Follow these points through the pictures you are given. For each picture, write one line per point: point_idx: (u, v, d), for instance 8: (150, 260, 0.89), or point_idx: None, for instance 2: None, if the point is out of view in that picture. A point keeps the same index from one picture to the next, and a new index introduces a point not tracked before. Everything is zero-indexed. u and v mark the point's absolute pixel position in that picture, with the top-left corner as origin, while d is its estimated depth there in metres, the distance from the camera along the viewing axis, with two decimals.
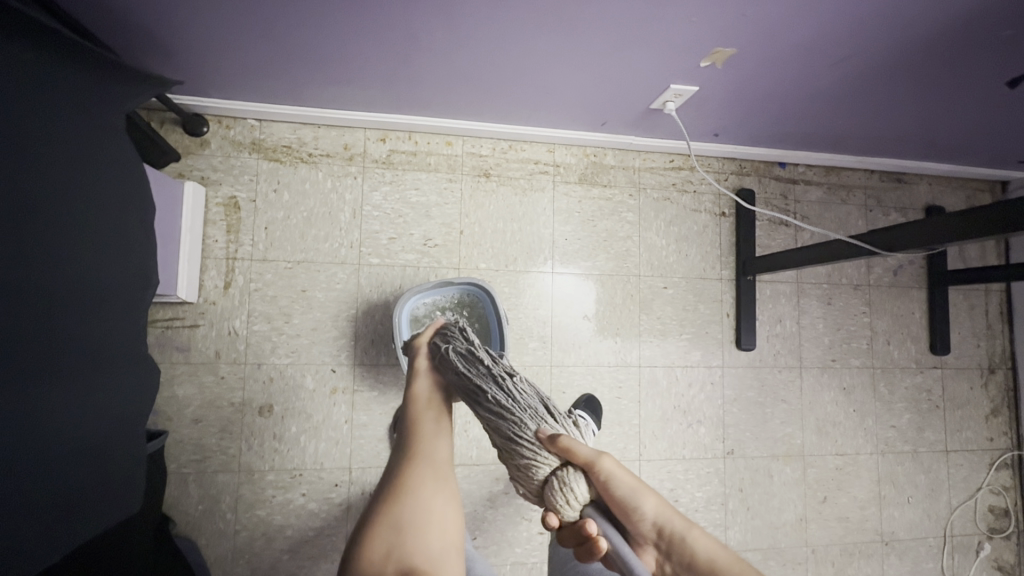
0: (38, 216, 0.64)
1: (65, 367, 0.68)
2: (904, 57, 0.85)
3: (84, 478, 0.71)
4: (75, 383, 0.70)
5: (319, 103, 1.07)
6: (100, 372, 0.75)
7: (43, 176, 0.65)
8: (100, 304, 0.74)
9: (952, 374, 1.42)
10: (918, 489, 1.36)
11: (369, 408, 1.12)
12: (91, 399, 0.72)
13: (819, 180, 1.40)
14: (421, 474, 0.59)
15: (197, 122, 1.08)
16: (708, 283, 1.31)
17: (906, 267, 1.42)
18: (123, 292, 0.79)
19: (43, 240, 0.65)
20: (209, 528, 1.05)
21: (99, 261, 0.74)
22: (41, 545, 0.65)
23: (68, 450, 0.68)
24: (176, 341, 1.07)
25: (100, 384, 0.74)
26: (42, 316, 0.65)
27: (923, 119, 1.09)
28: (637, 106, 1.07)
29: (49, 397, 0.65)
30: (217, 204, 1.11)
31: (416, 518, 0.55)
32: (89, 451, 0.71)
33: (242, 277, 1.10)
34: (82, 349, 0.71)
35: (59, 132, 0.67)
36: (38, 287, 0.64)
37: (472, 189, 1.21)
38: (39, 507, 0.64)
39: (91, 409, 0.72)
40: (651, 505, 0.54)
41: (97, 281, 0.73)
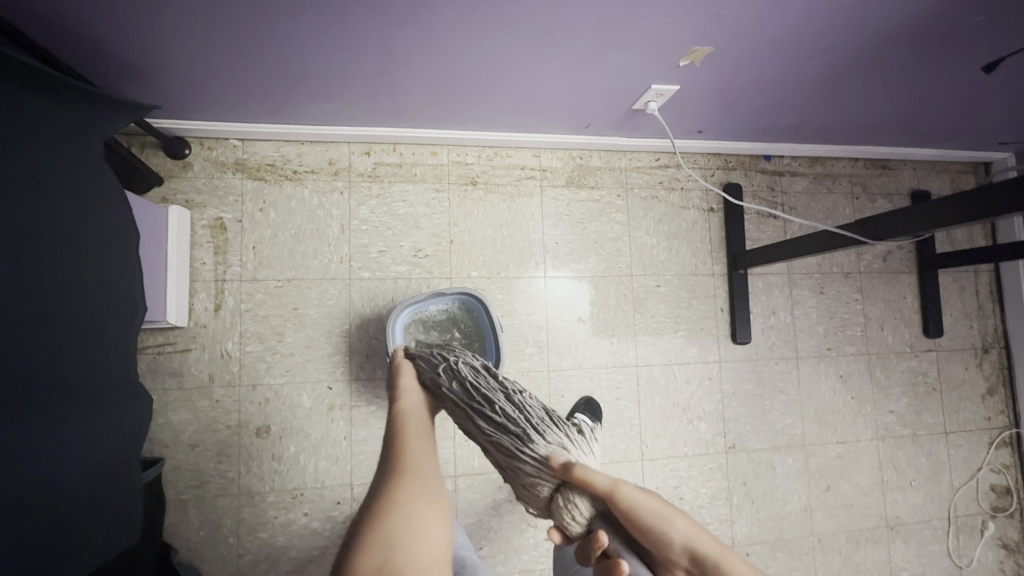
0: (22, 258, 0.64)
1: (52, 404, 0.67)
2: (880, 47, 0.86)
3: (83, 516, 0.70)
4: (64, 423, 0.68)
5: (302, 120, 1.07)
6: (98, 409, 0.74)
7: (17, 207, 0.63)
8: (84, 339, 0.72)
9: (947, 356, 1.43)
10: (919, 472, 1.37)
11: (368, 423, 1.12)
12: (82, 433, 0.70)
13: (805, 171, 1.40)
14: (418, 441, 0.47)
15: (179, 144, 1.06)
16: (700, 278, 1.31)
17: (895, 252, 1.43)
18: (106, 320, 0.77)
19: (27, 281, 0.64)
20: (213, 553, 1.04)
21: (85, 295, 0.73)
22: None
23: (63, 487, 0.67)
24: (168, 366, 1.06)
25: (100, 421, 0.74)
26: (23, 353, 0.63)
27: (904, 106, 1.10)
28: (619, 107, 1.07)
29: (38, 436, 0.64)
30: (203, 226, 1.10)
31: (422, 483, 0.42)
32: (83, 488, 0.70)
33: (232, 298, 1.09)
34: (67, 383, 0.69)
35: (27, 161, 0.65)
36: (18, 322, 0.62)
37: (460, 198, 1.21)
38: (41, 549, 0.63)
39: (82, 442, 0.70)
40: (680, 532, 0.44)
41: (78, 311, 0.72)
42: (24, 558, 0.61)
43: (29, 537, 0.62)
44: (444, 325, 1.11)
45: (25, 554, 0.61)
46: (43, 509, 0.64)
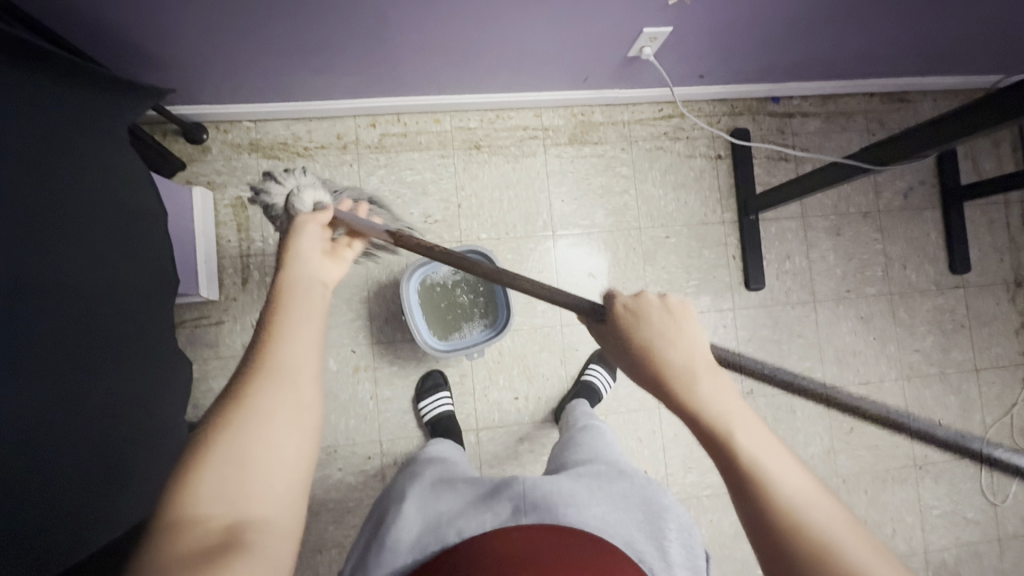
0: (69, 230, 0.72)
1: (93, 361, 0.72)
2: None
3: (139, 462, 0.78)
4: (118, 379, 0.76)
5: (307, 95, 1.11)
6: (146, 369, 0.83)
7: (38, 179, 0.68)
8: (127, 305, 0.80)
9: (975, 292, 1.38)
10: (948, 410, 1.35)
11: (392, 382, 1.18)
12: (120, 388, 0.76)
13: (816, 110, 1.36)
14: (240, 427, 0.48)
15: (197, 130, 1.12)
16: (710, 227, 1.31)
17: (917, 188, 1.38)
18: (143, 288, 0.84)
19: (74, 250, 0.72)
20: None
21: (124, 265, 0.81)
22: (108, 519, 0.72)
23: (105, 435, 0.73)
24: (205, 338, 1.14)
25: (148, 380, 0.82)
26: (54, 313, 0.68)
27: (912, 28, 1.06)
28: (614, 57, 1.08)
29: (79, 389, 0.70)
30: (226, 206, 1.17)
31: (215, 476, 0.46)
32: (125, 438, 0.76)
33: (258, 272, 1.16)
34: (106, 343, 0.75)
35: (46, 137, 0.70)
36: (67, 287, 0.70)
37: (465, 162, 1.24)
38: (105, 490, 0.72)
39: (121, 398, 0.76)
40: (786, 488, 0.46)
41: (110, 278, 0.77)
42: (94, 496, 0.70)
43: (95, 478, 0.71)
44: (458, 286, 1.16)
45: (75, 495, 0.68)
46: (105, 454, 0.72)
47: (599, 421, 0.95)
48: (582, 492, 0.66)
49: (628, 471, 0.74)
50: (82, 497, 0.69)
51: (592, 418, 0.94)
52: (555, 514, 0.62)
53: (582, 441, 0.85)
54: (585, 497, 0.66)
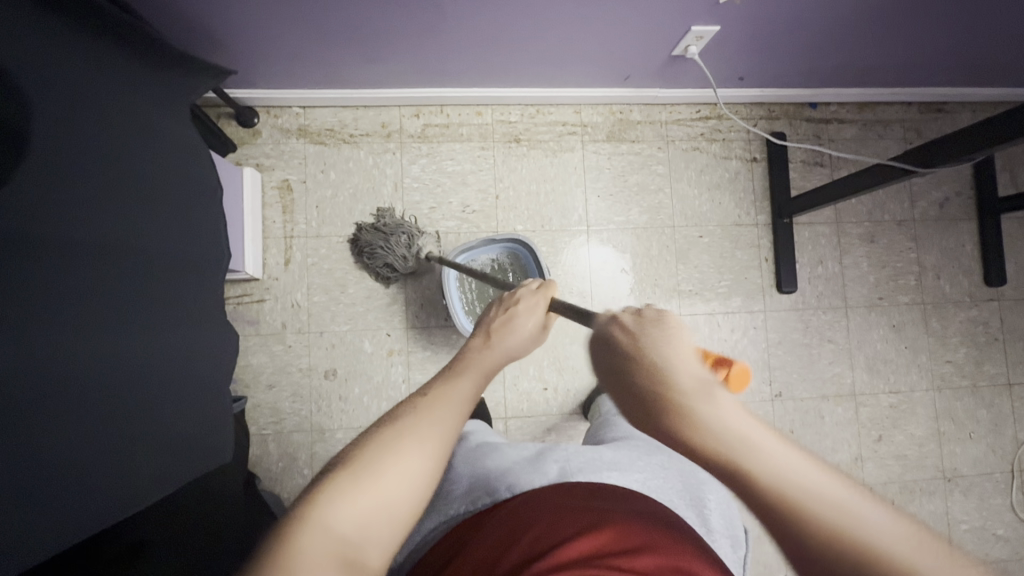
0: (141, 197, 0.75)
1: (141, 319, 0.74)
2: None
3: (191, 425, 0.81)
4: (174, 342, 0.80)
5: (357, 83, 1.14)
6: (199, 336, 0.86)
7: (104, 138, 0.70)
8: (184, 273, 0.84)
9: (1011, 306, 1.37)
10: (980, 424, 1.33)
11: (424, 367, 1.20)
12: (167, 347, 0.78)
13: (853, 117, 1.37)
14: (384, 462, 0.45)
15: (249, 113, 1.16)
16: (743, 229, 1.32)
17: (953, 198, 1.38)
18: (199, 258, 0.88)
19: (146, 216, 0.76)
20: (290, 482, 1.16)
21: (183, 233, 0.84)
22: (165, 476, 0.76)
23: (151, 391, 0.74)
24: (246, 315, 1.18)
25: (201, 346, 0.86)
26: (125, 274, 0.72)
27: (956, 39, 1.07)
28: (658, 55, 1.09)
29: (129, 343, 0.71)
30: (273, 187, 1.20)
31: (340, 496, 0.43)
32: (171, 397, 0.77)
33: (300, 253, 1.19)
34: (153, 302, 0.77)
35: (114, 99, 0.72)
36: (139, 252, 0.74)
37: (505, 155, 1.26)
38: (164, 446, 0.75)
39: (167, 357, 0.77)
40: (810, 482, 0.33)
41: (161, 239, 0.79)
42: (154, 451, 0.73)
43: (158, 432, 0.74)
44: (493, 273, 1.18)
45: (122, 446, 0.68)
46: (164, 412, 0.76)
47: None
48: (625, 461, 0.70)
49: (665, 448, 0.77)
50: (145, 451, 0.72)
51: None
52: (602, 473, 0.65)
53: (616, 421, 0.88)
54: (625, 465, 0.69)
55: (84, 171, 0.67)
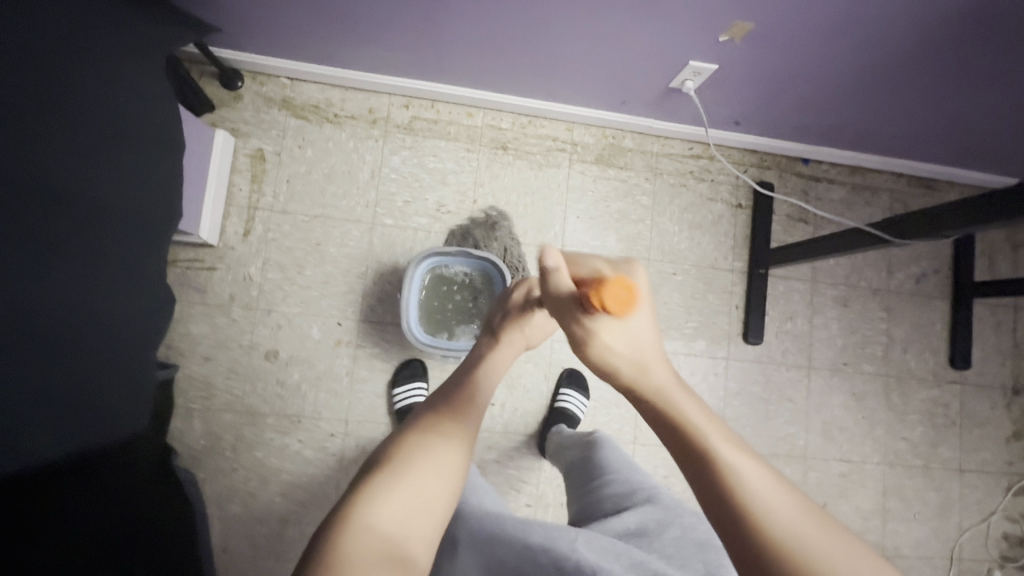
0: (107, 137, 0.70)
1: (69, 273, 0.65)
2: (938, 32, 0.82)
3: (110, 390, 0.74)
4: (117, 297, 0.74)
5: (348, 63, 1.11)
6: (145, 295, 0.80)
7: (51, 77, 0.64)
8: (142, 225, 0.78)
9: (972, 391, 1.36)
10: (927, 506, 1.31)
11: (371, 363, 1.15)
12: (94, 310, 0.69)
13: (843, 180, 1.36)
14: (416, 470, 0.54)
15: (233, 75, 1.13)
16: (718, 273, 1.30)
17: (930, 275, 1.37)
18: (161, 214, 0.82)
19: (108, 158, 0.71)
20: (209, 462, 1.10)
21: (149, 185, 0.78)
22: (67, 437, 0.69)
23: (62, 355, 0.65)
24: (194, 281, 1.13)
25: (144, 305, 0.79)
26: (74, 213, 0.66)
27: (955, 118, 1.06)
28: (654, 86, 1.08)
29: (47, 298, 0.63)
30: (245, 154, 1.16)
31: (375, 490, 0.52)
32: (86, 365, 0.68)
33: (261, 226, 1.15)
34: (92, 257, 0.69)
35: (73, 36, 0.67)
36: (95, 193, 0.69)
37: (489, 161, 1.23)
38: (75, 406, 0.68)
39: (93, 321, 0.69)
40: (758, 482, 0.44)
41: (110, 196, 0.71)
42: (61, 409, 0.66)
43: (72, 389, 0.67)
44: (459, 290, 1.14)
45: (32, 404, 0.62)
46: (89, 369, 0.69)
47: (609, 438, 0.96)
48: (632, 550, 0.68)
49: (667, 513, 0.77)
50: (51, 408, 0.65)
51: (604, 438, 0.95)
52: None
53: (611, 466, 0.88)
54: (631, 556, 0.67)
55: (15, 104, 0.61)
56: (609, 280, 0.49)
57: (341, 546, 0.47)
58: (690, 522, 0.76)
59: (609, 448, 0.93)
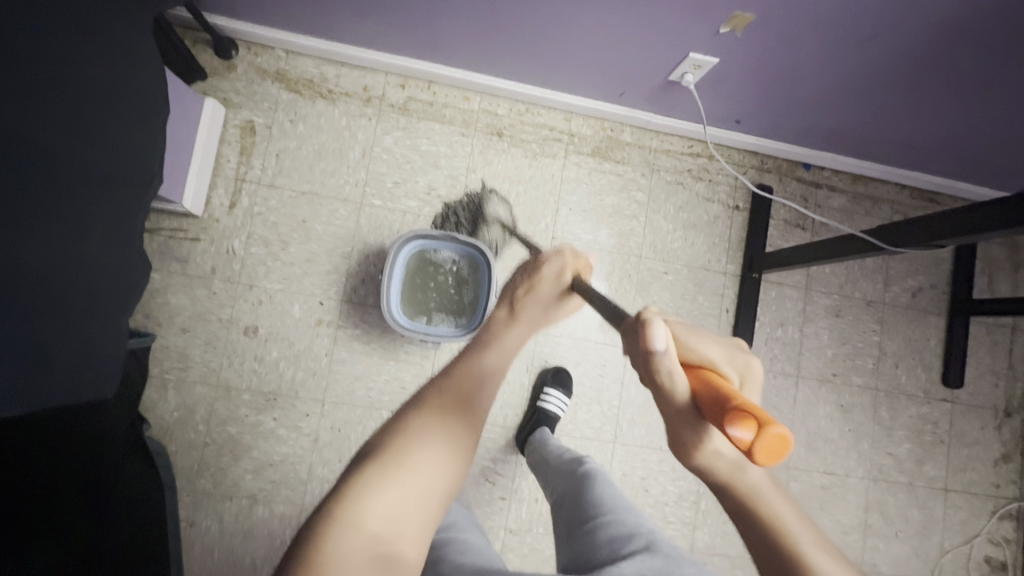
0: (81, 87, 0.65)
1: (48, 230, 0.63)
2: (956, 33, 0.79)
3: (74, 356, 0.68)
4: (85, 257, 0.68)
5: (344, 37, 1.09)
6: (117, 261, 0.73)
7: (41, 24, 0.62)
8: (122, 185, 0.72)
9: (963, 411, 1.33)
10: (909, 524, 1.28)
11: (351, 344, 1.14)
12: (75, 270, 0.67)
13: (844, 188, 1.33)
14: (417, 464, 0.52)
15: (227, 44, 1.11)
16: (710, 275, 1.27)
17: (927, 290, 1.34)
18: (142, 174, 0.75)
19: (78, 107, 0.65)
20: (182, 435, 1.09)
21: (128, 142, 0.72)
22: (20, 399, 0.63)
23: (34, 313, 0.63)
24: (176, 251, 1.11)
25: (116, 269, 0.74)
26: (33, 162, 0.61)
27: (973, 123, 1.01)
28: (654, 78, 1.05)
29: (23, 254, 0.61)
30: (235, 125, 1.14)
31: (369, 482, 0.50)
32: (61, 325, 0.66)
33: (247, 199, 1.13)
34: (75, 217, 0.66)
35: None
36: (59, 142, 0.63)
37: (484, 146, 1.21)
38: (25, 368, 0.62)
39: (61, 281, 0.65)
40: (806, 540, 0.50)
41: (75, 147, 0.65)
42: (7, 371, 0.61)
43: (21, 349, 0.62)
44: (442, 277, 1.12)
45: None
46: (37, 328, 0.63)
47: (601, 471, 0.87)
48: None
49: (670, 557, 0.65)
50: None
51: (595, 470, 0.86)
52: None
53: (605, 506, 0.76)
54: None
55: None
56: (765, 426, 0.38)
57: (325, 543, 0.45)
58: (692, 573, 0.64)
59: (602, 484, 0.82)
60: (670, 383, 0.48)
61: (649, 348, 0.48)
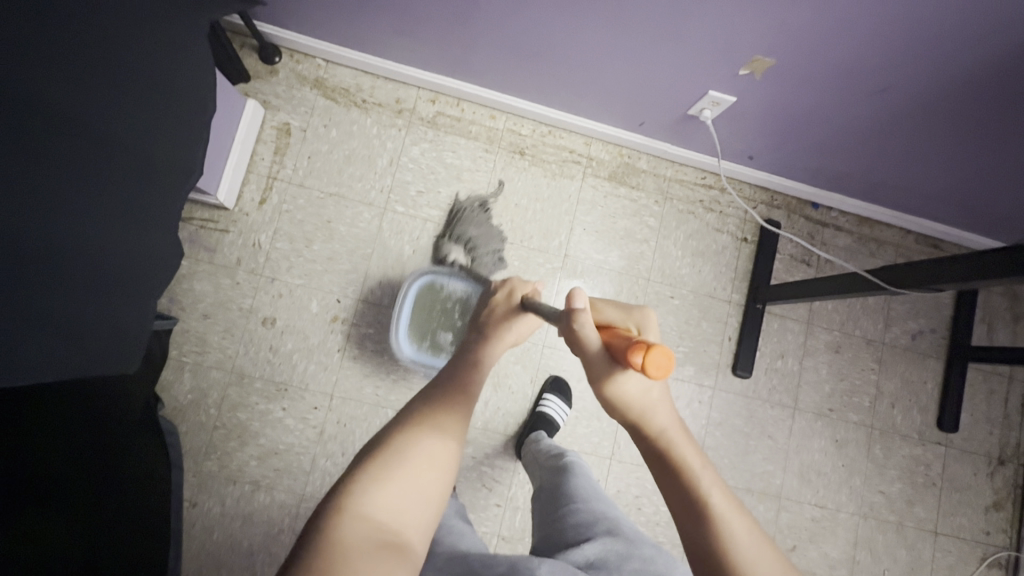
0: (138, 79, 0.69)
1: (73, 206, 0.65)
2: (961, 85, 0.83)
3: (95, 329, 0.71)
4: (121, 237, 0.71)
5: (383, 51, 1.15)
6: (151, 243, 0.77)
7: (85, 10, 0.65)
8: (164, 172, 0.76)
9: (956, 455, 1.35)
10: (896, 564, 1.29)
11: (363, 342, 1.18)
12: (104, 247, 0.69)
13: (850, 229, 1.37)
14: (412, 458, 0.56)
15: (272, 51, 1.18)
16: (715, 302, 1.31)
17: (926, 334, 1.37)
18: (183, 164, 0.79)
19: (131, 97, 0.69)
20: (193, 417, 1.12)
21: (174, 133, 0.76)
22: (42, 365, 0.66)
23: (59, 284, 0.65)
24: (205, 241, 1.16)
25: (150, 251, 0.77)
26: (86, 145, 0.65)
27: (982, 171, 1.03)
28: (673, 110, 1.10)
29: (37, 227, 0.62)
30: (272, 126, 1.20)
31: (370, 475, 0.53)
32: (78, 299, 0.68)
33: (277, 196, 1.19)
34: (94, 195, 0.67)
35: None
36: (111, 129, 0.67)
37: (505, 163, 1.26)
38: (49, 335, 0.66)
39: (96, 257, 0.69)
40: (720, 503, 0.52)
41: (124, 134, 0.69)
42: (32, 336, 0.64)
43: (49, 317, 0.65)
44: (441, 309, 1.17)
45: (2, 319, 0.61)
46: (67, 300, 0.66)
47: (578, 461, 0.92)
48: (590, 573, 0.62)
49: (632, 541, 0.71)
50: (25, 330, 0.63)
51: (573, 462, 0.91)
52: None
53: (577, 493, 0.82)
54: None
55: (25, 30, 0.60)
56: (650, 345, 0.49)
57: (332, 533, 0.48)
58: (652, 555, 0.70)
59: (578, 476, 0.87)
60: (587, 341, 0.58)
61: (573, 308, 0.61)
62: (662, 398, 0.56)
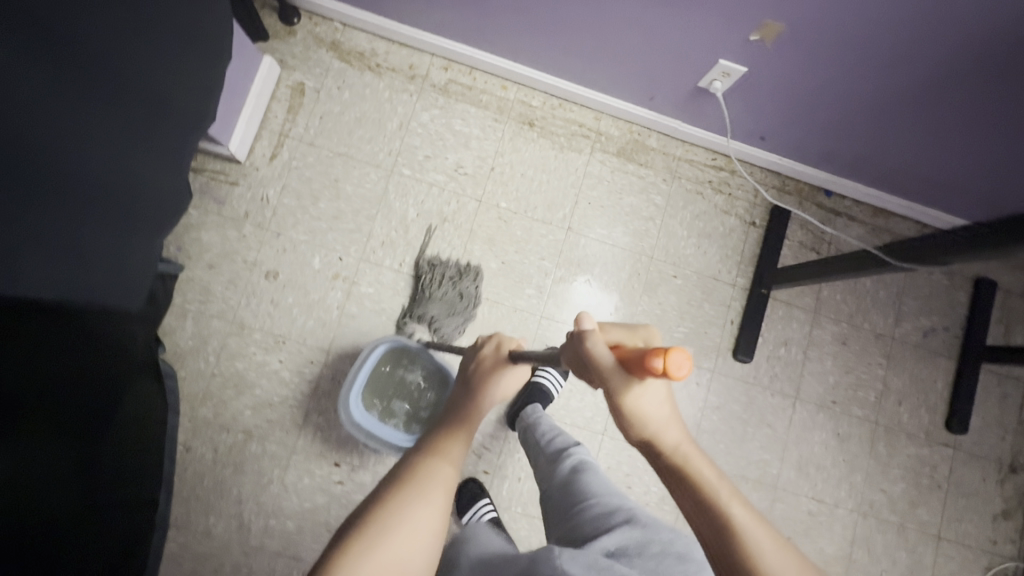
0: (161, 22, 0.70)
1: (93, 142, 0.66)
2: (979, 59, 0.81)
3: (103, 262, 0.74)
4: (136, 173, 0.73)
5: (398, 15, 1.17)
6: (160, 182, 0.79)
7: None
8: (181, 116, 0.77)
9: (964, 459, 1.30)
10: (895, 566, 1.25)
11: (361, 301, 1.19)
12: (119, 181, 0.71)
13: (863, 219, 1.34)
14: (395, 526, 0.51)
15: (291, 11, 1.20)
16: (719, 285, 1.29)
17: (938, 332, 1.33)
18: (197, 109, 0.80)
19: (155, 40, 0.70)
20: (192, 363, 1.14)
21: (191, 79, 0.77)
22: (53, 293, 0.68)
23: (75, 217, 0.67)
24: (215, 193, 1.19)
25: (159, 189, 0.79)
26: (109, 83, 0.66)
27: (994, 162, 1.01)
28: (683, 85, 1.09)
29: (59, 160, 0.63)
30: (287, 85, 1.23)
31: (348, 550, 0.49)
32: (91, 232, 0.70)
33: (288, 153, 1.21)
34: (100, 127, 0.67)
35: None
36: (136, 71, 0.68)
37: (514, 134, 1.27)
38: (63, 266, 0.68)
39: (112, 190, 0.71)
40: (741, 513, 0.53)
41: (146, 77, 0.70)
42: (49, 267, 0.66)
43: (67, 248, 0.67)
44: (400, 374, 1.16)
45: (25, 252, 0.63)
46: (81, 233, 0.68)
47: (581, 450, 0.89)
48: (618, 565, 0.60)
49: (651, 526, 0.69)
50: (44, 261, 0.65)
51: (577, 449, 0.88)
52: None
53: (587, 482, 0.79)
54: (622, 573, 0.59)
55: None
56: (669, 349, 0.49)
57: None
58: (670, 537, 0.69)
59: (584, 463, 0.84)
60: (599, 357, 0.57)
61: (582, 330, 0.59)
62: (672, 419, 0.59)
